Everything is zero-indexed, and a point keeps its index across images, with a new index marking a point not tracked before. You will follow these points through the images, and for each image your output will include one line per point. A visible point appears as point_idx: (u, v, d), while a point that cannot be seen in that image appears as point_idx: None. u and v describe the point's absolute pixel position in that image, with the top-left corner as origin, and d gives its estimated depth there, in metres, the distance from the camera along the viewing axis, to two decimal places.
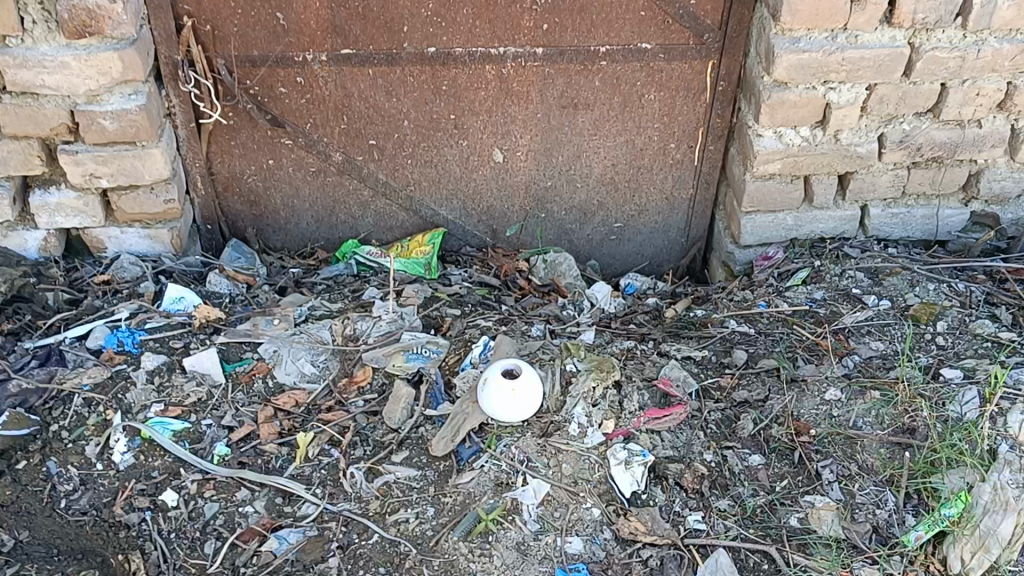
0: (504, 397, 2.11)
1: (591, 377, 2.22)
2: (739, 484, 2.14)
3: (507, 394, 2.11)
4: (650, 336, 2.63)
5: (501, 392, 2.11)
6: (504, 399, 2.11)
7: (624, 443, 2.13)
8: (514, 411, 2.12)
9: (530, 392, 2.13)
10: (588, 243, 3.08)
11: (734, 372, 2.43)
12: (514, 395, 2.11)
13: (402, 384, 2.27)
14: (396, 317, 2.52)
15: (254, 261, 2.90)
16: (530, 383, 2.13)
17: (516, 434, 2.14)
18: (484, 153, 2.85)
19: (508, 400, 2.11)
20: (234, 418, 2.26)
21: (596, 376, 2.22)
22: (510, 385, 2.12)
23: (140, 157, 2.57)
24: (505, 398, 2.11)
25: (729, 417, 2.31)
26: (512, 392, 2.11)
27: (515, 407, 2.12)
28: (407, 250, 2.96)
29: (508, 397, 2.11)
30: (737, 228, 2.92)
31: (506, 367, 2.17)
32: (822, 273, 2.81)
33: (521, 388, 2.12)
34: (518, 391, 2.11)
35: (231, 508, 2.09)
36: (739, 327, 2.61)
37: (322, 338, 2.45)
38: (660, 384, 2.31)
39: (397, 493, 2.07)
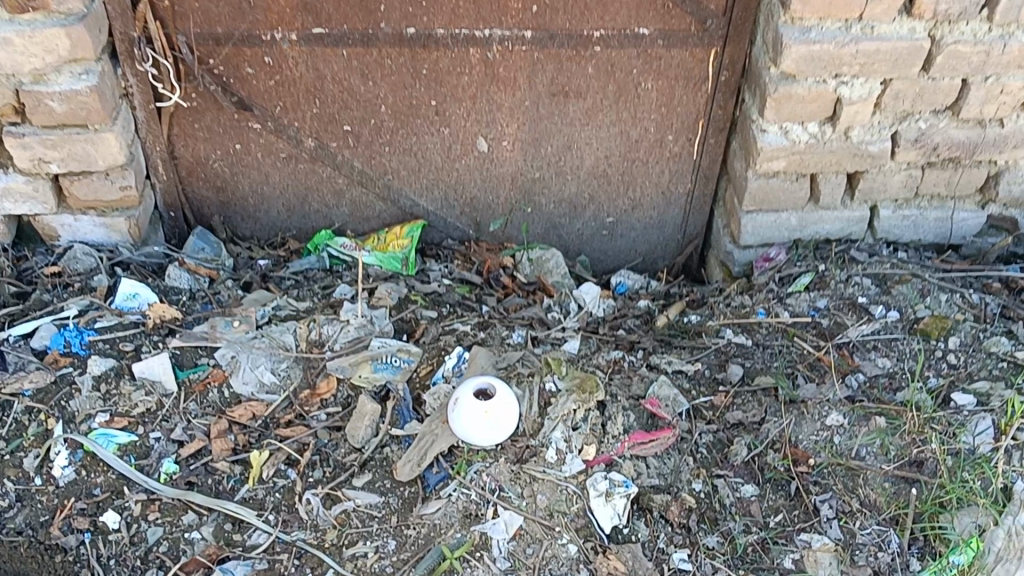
0: (477, 420, 1.94)
1: (572, 397, 2.04)
2: (730, 518, 1.96)
3: (479, 416, 1.94)
4: (640, 345, 2.45)
5: (472, 414, 1.94)
6: (476, 421, 1.94)
7: (606, 471, 1.96)
8: (487, 435, 1.95)
9: (505, 413, 1.95)
10: (578, 237, 2.90)
11: (729, 390, 2.25)
12: (488, 417, 1.94)
13: (367, 399, 2.09)
14: (366, 321, 2.33)
15: (220, 252, 2.71)
16: (505, 404, 1.96)
17: (488, 459, 1.96)
18: (467, 142, 2.65)
19: (481, 422, 1.94)
20: (184, 432, 2.09)
21: (578, 396, 2.04)
22: (483, 406, 1.94)
23: (92, 142, 2.37)
24: (477, 421, 1.94)
25: (722, 440, 2.13)
26: (485, 413, 1.93)
27: (488, 430, 1.94)
28: (384, 243, 2.77)
29: (480, 419, 1.94)
30: (737, 228, 2.73)
31: (479, 385, 1.99)
32: (827, 278, 2.62)
33: (495, 409, 1.94)
34: (491, 412, 1.94)
35: (176, 534, 1.93)
36: (735, 338, 2.43)
37: (285, 344, 2.26)
38: (648, 403, 2.13)
39: (356, 522, 1.90)
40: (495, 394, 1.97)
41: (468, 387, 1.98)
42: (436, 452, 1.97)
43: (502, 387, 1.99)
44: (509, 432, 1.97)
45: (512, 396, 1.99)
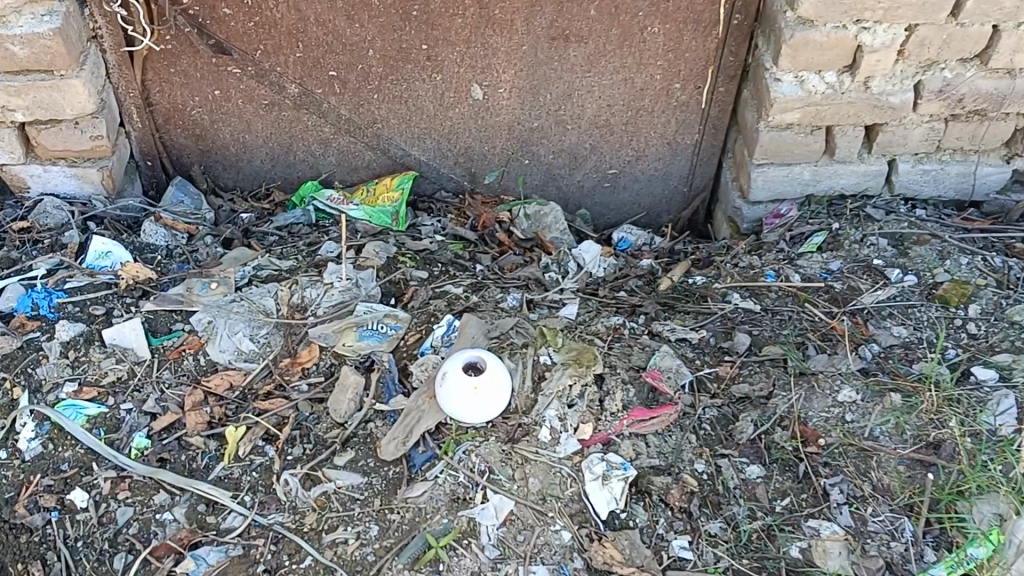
0: (465, 396, 1.82)
1: (567, 371, 1.92)
2: (734, 502, 1.85)
3: (468, 393, 1.81)
4: (641, 309, 2.32)
5: (461, 390, 1.81)
6: (465, 398, 1.82)
7: (603, 453, 1.84)
8: (477, 412, 1.83)
9: (496, 389, 1.83)
10: (578, 190, 2.75)
11: (735, 361, 2.13)
12: (477, 393, 1.81)
13: (349, 371, 1.97)
14: (351, 285, 2.20)
15: (200, 204, 2.57)
16: (495, 379, 1.83)
17: (478, 438, 1.84)
18: (461, 89, 2.48)
19: (470, 399, 1.82)
20: (157, 404, 1.97)
21: (574, 369, 1.92)
22: (472, 382, 1.82)
23: (58, 89, 2.20)
24: (466, 397, 1.82)
25: (727, 416, 2.01)
26: (475, 389, 1.81)
27: (477, 407, 1.82)
28: (373, 196, 2.62)
29: (469, 396, 1.81)
30: (746, 182, 2.58)
31: (467, 357, 1.86)
32: (842, 238, 2.48)
33: (485, 385, 1.82)
34: (481, 388, 1.82)
35: (147, 516, 1.82)
36: (743, 303, 2.30)
37: (265, 308, 2.13)
38: (649, 377, 2.02)
39: (337, 505, 1.79)
40: (485, 367, 1.84)
41: (455, 360, 1.85)
42: (422, 430, 1.85)
43: (492, 360, 1.86)
44: (500, 409, 1.85)
45: (503, 369, 1.87)
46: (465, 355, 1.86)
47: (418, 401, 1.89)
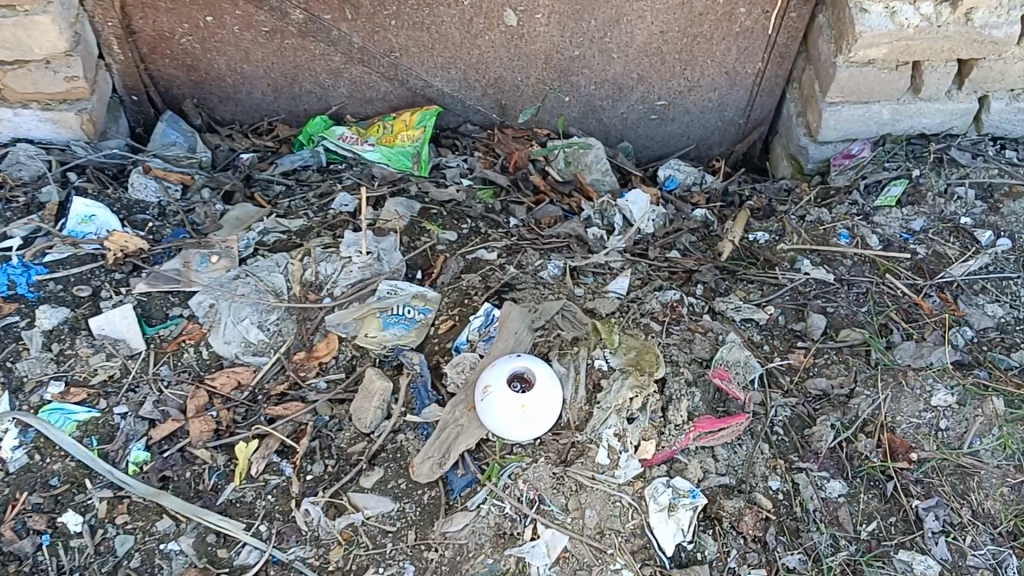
0: (513, 414, 1.57)
1: (627, 378, 1.67)
2: (814, 529, 1.63)
3: (516, 410, 1.57)
4: (699, 277, 2.05)
5: (508, 407, 1.57)
6: (513, 416, 1.57)
7: (668, 477, 1.61)
8: (526, 429, 1.58)
9: (548, 403, 1.59)
10: (621, 122, 2.43)
11: (809, 349, 1.87)
12: (527, 411, 1.57)
13: (373, 371, 1.73)
14: (372, 260, 1.91)
15: (194, 146, 2.26)
16: (546, 391, 1.59)
17: (524, 460, 1.61)
18: (492, 15, 2.15)
19: (518, 417, 1.57)
20: (156, 408, 1.73)
21: (634, 377, 1.67)
22: (520, 397, 1.57)
23: (24, 26, 1.90)
24: (514, 415, 1.57)
25: (802, 416, 1.78)
26: (523, 406, 1.57)
27: (528, 425, 1.58)
28: (391, 134, 2.31)
29: (517, 413, 1.57)
30: (816, 121, 2.27)
31: (511, 365, 1.61)
32: (923, 188, 2.18)
33: (535, 400, 1.57)
34: (531, 404, 1.57)
35: (149, 546, 1.58)
36: (814, 272, 2.03)
37: (274, 287, 1.87)
38: (716, 377, 1.76)
39: (366, 539, 1.56)
40: (533, 378, 1.60)
41: (498, 371, 1.60)
42: (460, 448, 1.61)
43: (540, 368, 1.61)
44: (551, 424, 1.61)
45: (554, 378, 1.62)
46: (509, 364, 1.61)
47: (452, 411, 1.65)
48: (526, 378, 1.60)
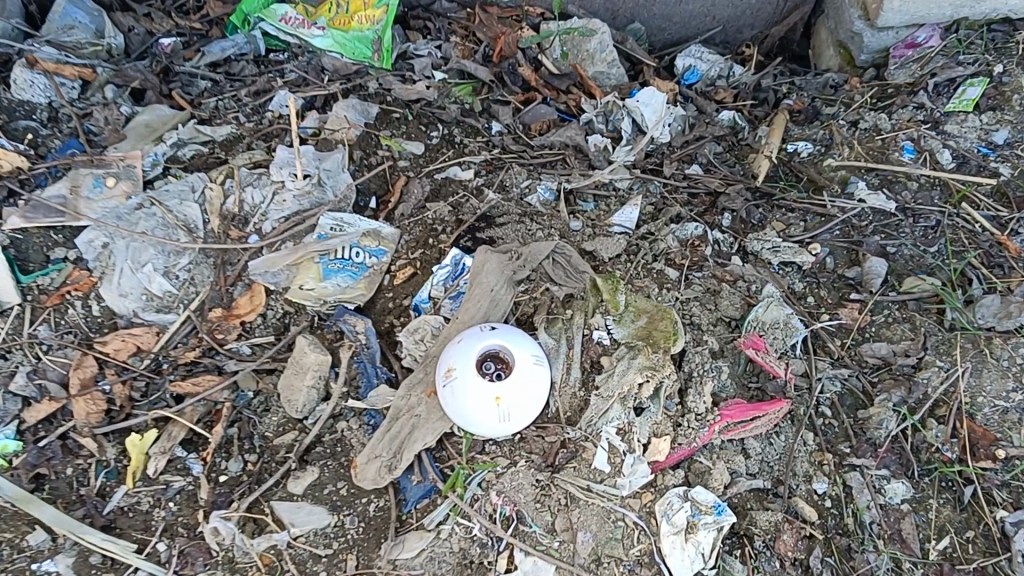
0: (486, 410, 1.19)
1: (635, 357, 1.27)
2: (871, 547, 1.27)
3: (489, 405, 1.19)
4: (725, 202, 1.64)
5: (479, 403, 1.19)
6: (485, 412, 1.19)
7: (685, 488, 1.24)
8: (503, 426, 1.21)
9: (529, 392, 1.20)
10: None
11: (865, 303, 1.48)
12: (504, 405, 1.19)
13: (305, 340, 1.34)
14: (308, 188, 1.49)
15: (101, 28, 1.81)
16: (527, 378, 1.20)
17: (498, 466, 1.24)
18: None
19: (492, 413, 1.19)
20: (30, 382, 1.34)
21: (644, 356, 1.27)
22: (493, 389, 1.19)
23: None
24: (486, 411, 1.19)
25: (856, 393, 1.41)
26: (499, 400, 1.19)
27: (505, 422, 1.21)
28: (344, 13, 1.84)
29: (490, 409, 1.19)
30: (875, 2, 1.81)
31: (481, 343, 1.22)
32: (1008, 89, 1.72)
33: (513, 392, 1.19)
34: (509, 397, 1.19)
35: (17, 565, 1.20)
36: (871, 199, 1.61)
37: (186, 222, 1.47)
38: (749, 346, 1.37)
39: (293, 566, 1.19)
40: (511, 360, 1.21)
41: (464, 353, 1.21)
42: (414, 447, 1.24)
43: (520, 346, 1.22)
44: (533, 415, 1.23)
45: (538, 356, 1.23)
46: (478, 343, 1.21)
47: (404, 395, 1.28)
48: (502, 360, 1.22)
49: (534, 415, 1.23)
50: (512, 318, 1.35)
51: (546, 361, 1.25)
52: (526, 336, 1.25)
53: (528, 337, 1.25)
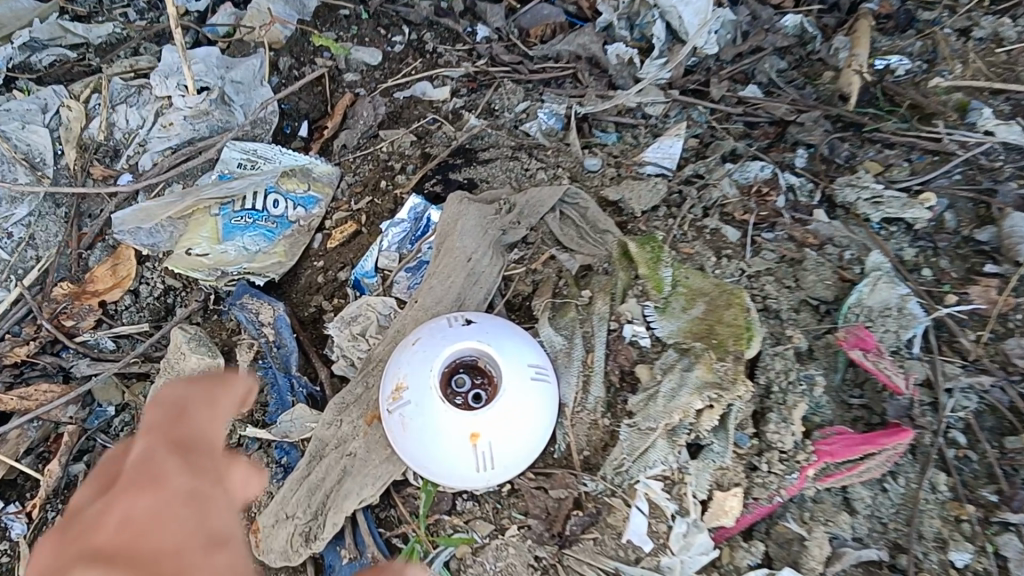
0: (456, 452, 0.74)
1: (690, 368, 0.82)
2: None
3: (461, 446, 0.73)
4: (798, 136, 1.19)
5: (444, 442, 0.73)
6: (454, 455, 0.74)
7: (768, 571, 0.82)
8: (482, 475, 0.76)
9: (524, 423, 0.75)
10: None
11: (1008, 279, 1.02)
12: (485, 446, 0.74)
13: (182, 335, 0.89)
14: (207, 107, 1.02)
15: None
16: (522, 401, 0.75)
17: (477, 540, 0.81)
18: None
19: (466, 456, 0.74)
20: None
21: (704, 367, 0.81)
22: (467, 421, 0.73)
23: None
24: (455, 454, 0.74)
25: (1005, 415, 0.94)
26: (476, 437, 0.73)
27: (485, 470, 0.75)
28: None
29: (461, 452, 0.74)
30: None
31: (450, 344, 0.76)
32: None
33: (503, 422, 0.74)
34: (493, 434, 0.73)
35: None
36: (1003, 129, 1.14)
37: (30, 155, 1.01)
38: (855, 347, 0.92)
39: None
40: (496, 373, 0.75)
41: (423, 360, 0.75)
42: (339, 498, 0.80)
43: (510, 351, 0.76)
44: (530, 455, 0.78)
45: (540, 365, 0.77)
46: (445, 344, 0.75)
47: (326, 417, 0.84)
48: (482, 372, 0.76)
49: (532, 455, 0.78)
50: (501, 301, 0.91)
51: (551, 373, 0.79)
52: (521, 334, 0.79)
53: (524, 333, 0.79)
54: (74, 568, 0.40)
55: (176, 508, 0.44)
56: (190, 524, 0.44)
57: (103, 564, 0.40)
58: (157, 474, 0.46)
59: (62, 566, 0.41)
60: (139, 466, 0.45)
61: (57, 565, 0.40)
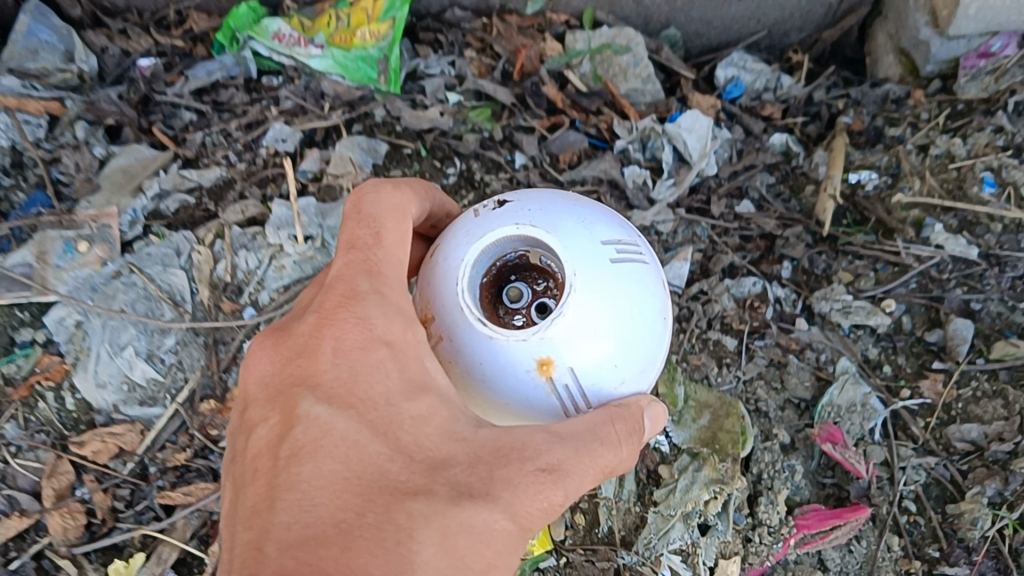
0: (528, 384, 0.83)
1: (699, 469, 1.13)
2: None
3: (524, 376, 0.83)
4: (785, 249, 1.45)
5: (503, 371, 0.82)
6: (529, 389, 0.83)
7: None
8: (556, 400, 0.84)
9: (603, 325, 0.82)
10: (668, 2, 1.76)
11: (950, 374, 1.28)
12: (563, 375, 0.83)
13: None
14: (310, 252, 1.29)
15: (72, 49, 1.63)
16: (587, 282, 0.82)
17: None
18: None
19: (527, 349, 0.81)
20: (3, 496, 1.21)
21: (710, 468, 1.13)
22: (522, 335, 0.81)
23: None
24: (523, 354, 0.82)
25: (945, 487, 1.22)
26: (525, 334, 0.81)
27: (568, 395, 0.84)
28: (345, 27, 1.63)
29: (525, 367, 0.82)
30: (948, 7, 1.58)
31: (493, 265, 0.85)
32: None
33: (570, 334, 0.81)
34: (556, 324, 0.80)
35: None
36: (951, 243, 1.40)
37: (172, 292, 1.29)
38: (826, 440, 1.20)
39: None
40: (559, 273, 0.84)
41: (447, 267, 0.85)
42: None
43: (560, 224, 0.84)
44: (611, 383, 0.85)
45: (603, 240, 0.85)
46: (479, 245, 0.84)
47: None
48: (534, 246, 0.84)
49: (626, 357, 0.85)
50: None
51: (626, 247, 0.87)
52: (578, 213, 0.87)
53: (580, 210, 0.87)
54: (315, 403, 0.78)
55: (373, 364, 0.79)
56: (380, 387, 0.78)
57: (326, 407, 0.77)
58: (356, 267, 0.83)
59: (303, 380, 0.80)
60: (348, 257, 0.84)
61: (301, 395, 0.79)
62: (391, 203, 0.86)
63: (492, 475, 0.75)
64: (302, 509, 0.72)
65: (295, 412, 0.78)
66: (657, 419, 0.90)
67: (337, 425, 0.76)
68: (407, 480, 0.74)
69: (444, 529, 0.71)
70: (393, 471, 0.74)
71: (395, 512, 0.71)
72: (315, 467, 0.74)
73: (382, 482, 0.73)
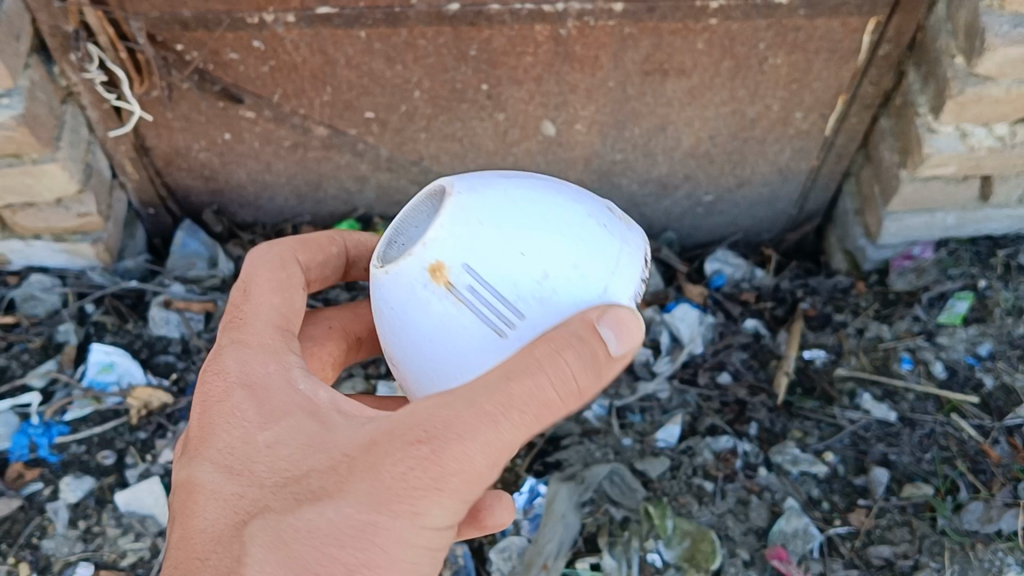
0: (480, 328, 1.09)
1: None
2: None
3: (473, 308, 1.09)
4: (752, 412, 1.95)
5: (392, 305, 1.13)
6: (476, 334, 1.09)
7: None
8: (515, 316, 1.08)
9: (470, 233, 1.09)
10: (666, 215, 2.31)
11: (870, 508, 1.76)
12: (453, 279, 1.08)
13: None
14: None
15: (216, 259, 2.16)
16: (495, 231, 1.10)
17: None
18: (529, 126, 2.02)
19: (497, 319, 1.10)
20: None
21: None
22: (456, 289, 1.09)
23: (32, 176, 1.77)
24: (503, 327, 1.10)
25: None
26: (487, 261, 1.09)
27: (480, 298, 1.08)
28: None
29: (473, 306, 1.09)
30: (875, 224, 2.08)
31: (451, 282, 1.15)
32: (991, 303, 1.98)
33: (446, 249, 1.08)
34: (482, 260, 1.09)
35: None
36: (875, 410, 1.90)
37: None
38: (774, 557, 1.69)
39: None
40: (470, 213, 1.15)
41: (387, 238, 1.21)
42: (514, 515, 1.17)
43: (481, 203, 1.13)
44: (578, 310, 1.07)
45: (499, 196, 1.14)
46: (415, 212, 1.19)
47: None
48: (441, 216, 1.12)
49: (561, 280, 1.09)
50: (581, 537, 1.74)
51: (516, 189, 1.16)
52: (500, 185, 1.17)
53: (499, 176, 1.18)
54: (208, 446, 1.09)
55: (237, 408, 1.09)
56: (242, 421, 1.08)
57: (214, 455, 1.08)
58: (231, 343, 1.15)
59: (200, 434, 1.11)
60: (226, 338, 1.17)
61: (201, 447, 1.10)
62: (274, 275, 1.21)
63: (350, 470, 0.98)
64: (209, 540, 1.03)
65: (195, 467, 1.10)
66: (637, 333, 1.04)
67: (221, 462, 1.07)
68: (267, 489, 1.02)
69: (294, 517, 0.98)
70: (259, 492, 1.03)
71: (258, 521, 1.00)
72: (211, 501, 1.05)
73: (248, 505, 1.02)
